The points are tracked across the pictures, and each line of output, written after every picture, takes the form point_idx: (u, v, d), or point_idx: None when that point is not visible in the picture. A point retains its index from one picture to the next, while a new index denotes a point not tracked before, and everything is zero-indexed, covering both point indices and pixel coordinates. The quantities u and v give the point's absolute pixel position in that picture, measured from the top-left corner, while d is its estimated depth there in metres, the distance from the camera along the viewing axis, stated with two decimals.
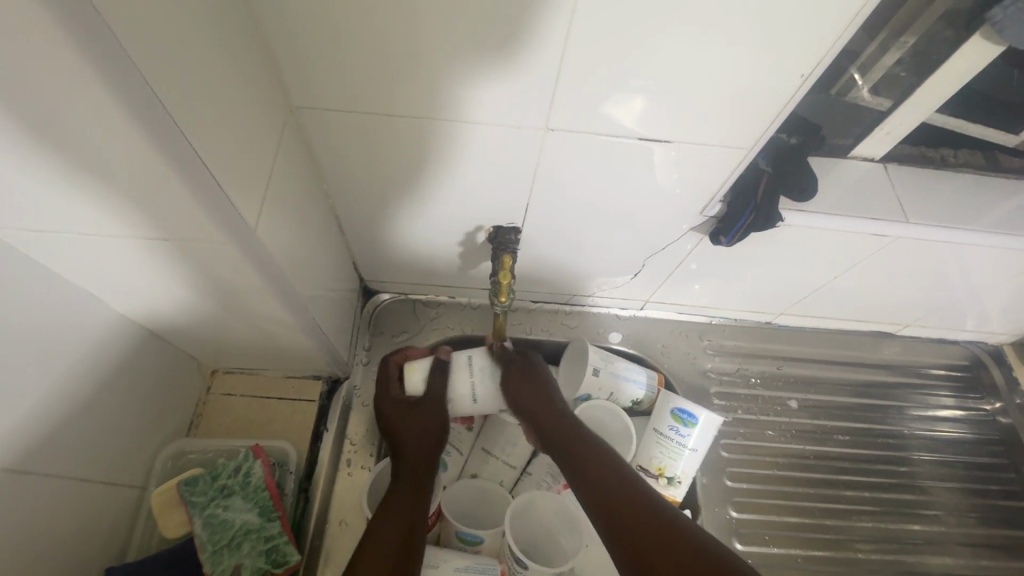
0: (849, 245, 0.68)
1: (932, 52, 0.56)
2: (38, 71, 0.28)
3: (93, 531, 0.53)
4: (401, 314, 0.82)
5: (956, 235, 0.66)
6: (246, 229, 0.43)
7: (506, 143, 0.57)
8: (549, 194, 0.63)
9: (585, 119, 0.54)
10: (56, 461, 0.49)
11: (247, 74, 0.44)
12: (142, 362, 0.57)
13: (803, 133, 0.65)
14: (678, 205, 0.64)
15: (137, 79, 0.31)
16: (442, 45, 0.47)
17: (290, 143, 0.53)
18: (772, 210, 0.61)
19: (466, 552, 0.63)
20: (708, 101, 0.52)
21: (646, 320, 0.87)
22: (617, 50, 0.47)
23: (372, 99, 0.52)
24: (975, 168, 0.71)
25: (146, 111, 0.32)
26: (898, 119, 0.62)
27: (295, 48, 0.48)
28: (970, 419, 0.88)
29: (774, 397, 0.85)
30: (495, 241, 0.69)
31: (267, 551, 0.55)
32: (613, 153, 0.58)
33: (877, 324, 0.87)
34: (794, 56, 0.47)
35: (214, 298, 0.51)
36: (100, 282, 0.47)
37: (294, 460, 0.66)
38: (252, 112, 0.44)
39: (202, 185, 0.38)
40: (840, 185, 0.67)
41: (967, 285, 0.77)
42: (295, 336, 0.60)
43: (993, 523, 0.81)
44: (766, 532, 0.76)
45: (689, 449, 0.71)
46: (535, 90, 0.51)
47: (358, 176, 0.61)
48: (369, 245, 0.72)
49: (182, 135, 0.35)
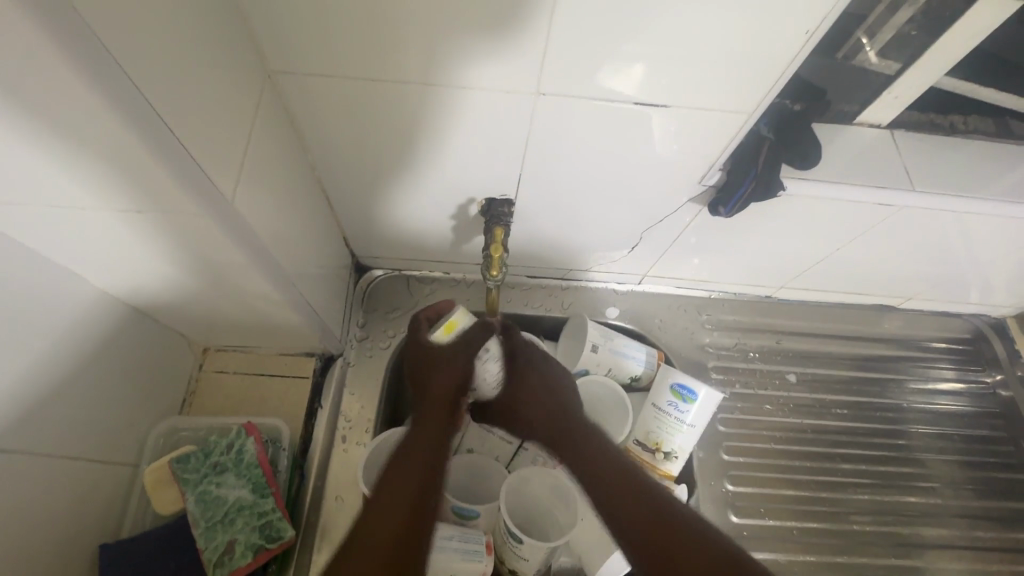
0: (853, 216, 0.66)
1: (947, 10, 0.54)
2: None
3: (87, 508, 0.53)
4: (394, 290, 0.80)
5: (965, 205, 0.64)
6: (222, 201, 0.41)
7: (497, 110, 0.54)
8: (543, 165, 0.61)
9: (578, 84, 0.51)
10: (46, 439, 0.48)
11: (216, 33, 0.41)
12: (130, 339, 0.56)
13: (807, 99, 0.61)
14: (676, 174, 0.62)
15: (78, 24, 0.28)
16: (429, 7, 0.44)
17: (270, 111, 0.51)
18: (773, 178, 0.59)
19: (462, 526, 0.64)
20: (709, 63, 0.49)
21: (644, 295, 0.86)
22: (609, 11, 0.45)
23: (351, 61, 0.49)
24: (985, 134, 0.68)
25: (100, 70, 0.30)
26: (908, 81, 0.59)
27: (266, 6, 0.45)
28: (971, 392, 0.87)
29: (773, 371, 0.85)
30: (487, 214, 0.67)
31: (261, 527, 0.55)
32: (608, 122, 0.55)
33: (878, 296, 0.86)
34: (802, 11, 0.44)
35: (197, 274, 0.50)
36: (78, 258, 0.46)
37: (287, 437, 0.65)
38: (224, 75, 0.42)
39: (168, 152, 0.36)
40: (845, 153, 0.64)
41: (973, 257, 0.75)
42: (284, 314, 0.59)
43: (990, 495, 0.81)
44: (762, 505, 0.76)
45: (688, 424, 0.71)
46: (526, 50, 0.48)
47: (343, 147, 0.59)
48: (358, 220, 0.70)
49: (143, 99, 0.33)
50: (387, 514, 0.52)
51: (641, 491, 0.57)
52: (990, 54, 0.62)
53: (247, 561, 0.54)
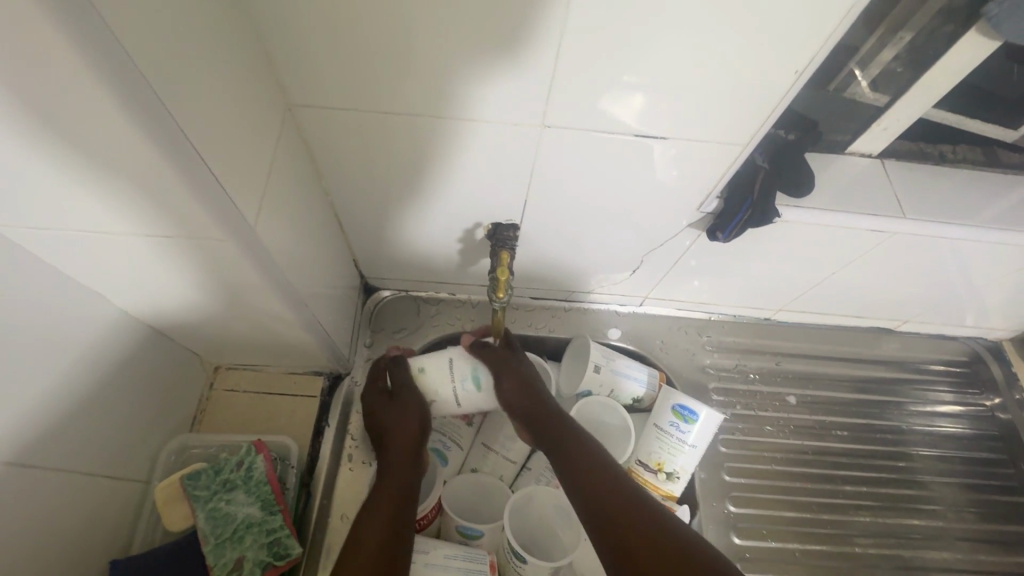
0: (848, 241, 0.68)
1: (931, 48, 0.57)
2: (31, 59, 0.28)
3: (99, 524, 0.54)
4: (401, 310, 0.82)
5: (956, 231, 0.66)
6: (245, 227, 0.44)
7: (504, 140, 0.57)
8: (547, 191, 0.64)
9: (582, 116, 0.54)
10: (64, 454, 0.49)
11: (243, 71, 0.44)
12: (146, 357, 0.58)
13: (799, 130, 0.65)
14: (675, 200, 0.64)
15: (129, 68, 0.31)
16: (442, 46, 0.47)
17: (289, 141, 0.53)
18: (768, 205, 0.61)
19: (466, 545, 0.64)
20: (705, 99, 0.52)
21: (645, 316, 0.87)
22: (611, 50, 0.47)
23: (367, 96, 0.52)
24: (973, 163, 0.71)
25: (144, 109, 0.32)
26: (897, 113, 0.62)
27: (291, 46, 0.48)
28: (970, 414, 0.88)
29: (773, 392, 0.86)
30: (493, 237, 0.69)
31: (270, 544, 0.56)
32: (609, 151, 0.58)
33: (875, 319, 0.87)
34: (793, 51, 0.47)
35: (214, 295, 0.52)
36: (103, 279, 0.48)
37: (296, 455, 0.66)
38: (250, 109, 0.45)
39: (200, 181, 0.38)
40: (839, 181, 0.67)
41: (966, 281, 0.77)
42: (296, 333, 0.61)
43: (992, 519, 0.81)
44: (764, 526, 0.76)
45: (689, 445, 0.72)
46: (531, 84, 0.51)
47: (356, 174, 0.61)
48: (368, 243, 0.73)
49: (181, 134, 0.35)
50: (373, 525, 0.56)
51: (610, 479, 0.57)
52: (974, 88, 0.65)
53: None
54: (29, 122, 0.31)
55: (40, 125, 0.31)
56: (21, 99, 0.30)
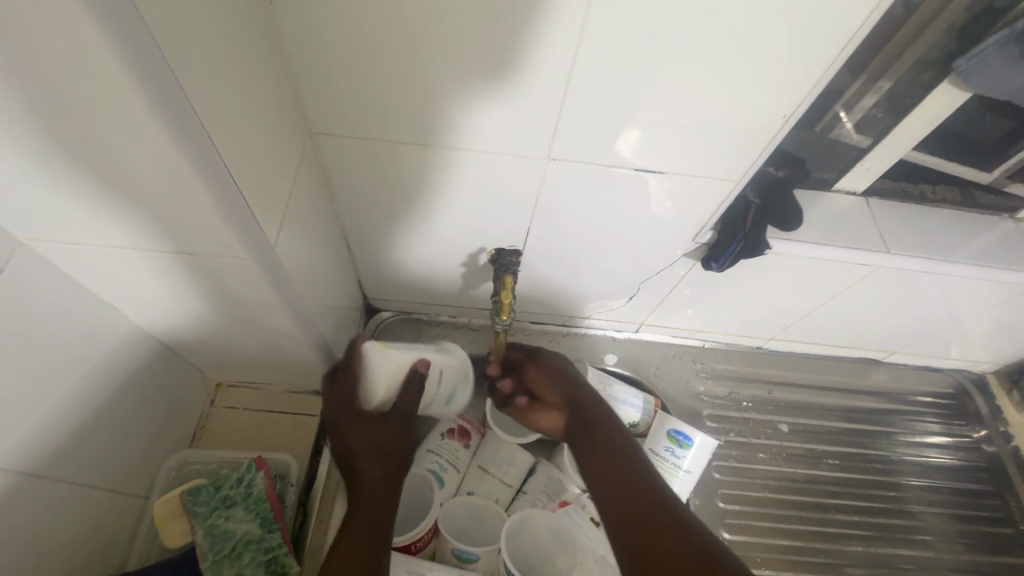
0: (836, 274, 0.71)
1: (908, 95, 0.61)
2: (89, 79, 0.30)
3: (96, 538, 0.54)
4: (401, 332, 0.84)
5: (938, 266, 0.69)
6: (265, 244, 0.46)
7: (510, 169, 0.60)
8: (550, 220, 0.66)
9: (584, 149, 0.57)
10: (68, 466, 0.50)
11: (272, 100, 0.47)
12: (154, 370, 0.58)
13: (788, 167, 0.68)
14: (671, 231, 0.67)
15: (173, 90, 0.33)
16: (457, 81, 0.51)
17: (308, 165, 0.56)
18: (760, 238, 0.64)
19: (462, 569, 0.64)
20: (701, 136, 0.55)
21: (641, 343, 0.89)
22: (613, 91, 0.51)
23: (385, 127, 0.55)
24: (951, 203, 0.75)
25: (186, 130, 0.35)
26: (879, 154, 0.66)
27: (316, 79, 0.51)
28: (958, 445, 0.90)
29: (766, 420, 0.87)
30: (496, 262, 0.71)
31: (267, 562, 0.56)
32: (608, 183, 0.61)
33: (863, 350, 0.90)
34: (782, 94, 0.51)
35: (227, 310, 0.53)
36: (120, 291, 0.49)
37: (295, 473, 0.66)
38: (276, 135, 0.47)
39: (224, 197, 0.40)
40: (826, 217, 0.70)
41: (949, 315, 0.80)
42: (302, 351, 0.62)
43: (981, 549, 0.82)
44: (758, 554, 0.77)
45: (684, 470, 0.73)
46: (539, 119, 0.54)
47: (368, 199, 0.64)
48: (374, 266, 0.75)
49: (216, 154, 0.37)
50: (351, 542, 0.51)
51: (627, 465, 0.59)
52: (949, 133, 0.70)
53: None
54: (76, 132, 0.33)
55: (88, 135, 0.34)
56: (73, 109, 0.32)
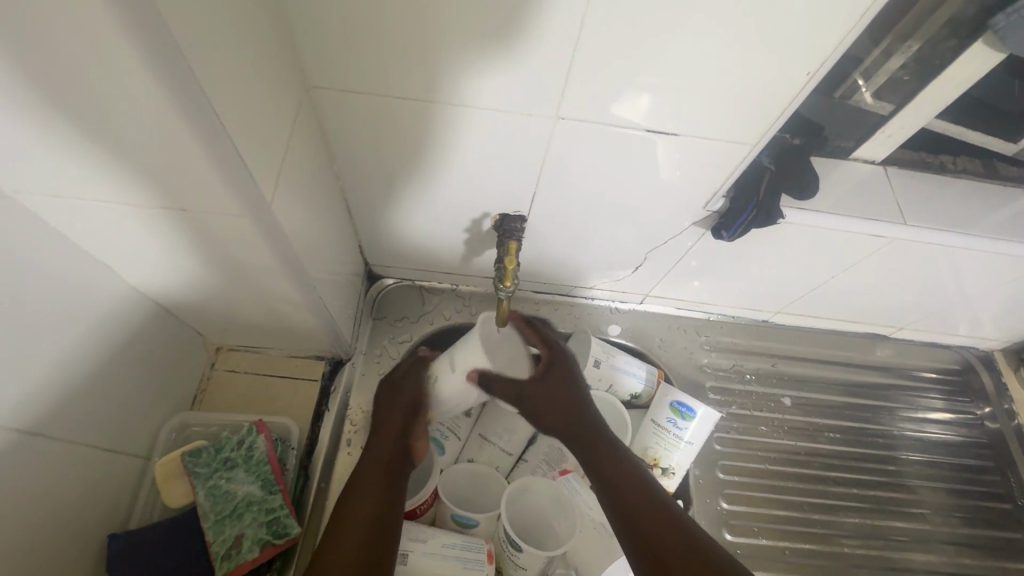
0: (849, 246, 0.69)
1: (936, 59, 0.58)
2: (66, 18, 0.29)
3: (98, 497, 0.54)
4: (404, 299, 0.83)
5: (954, 239, 0.67)
6: (263, 205, 0.44)
7: (518, 130, 0.57)
8: (557, 185, 0.64)
9: (594, 109, 0.54)
10: (66, 426, 0.49)
11: (267, 49, 0.44)
12: (152, 333, 0.58)
13: (805, 135, 0.66)
14: (682, 198, 0.65)
15: (160, 32, 0.31)
16: (463, 34, 0.48)
17: (304, 120, 0.54)
18: (773, 206, 0.62)
19: (462, 534, 0.65)
20: (715, 96, 0.52)
21: (646, 314, 0.88)
22: (625, 45, 0.48)
23: (386, 82, 0.53)
24: (973, 174, 0.72)
25: (177, 79, 0.33)
26: (902, 121, 0.63)
27: (313, 28, 0.48)
28: (960, 421, 0.90)
29: (768, 393, 0.87)
30: (500, 228, 0.69)
31: (268, 522, 0.57)
32: (617, 146, 0.59)
33: (871, 326, 0.89)
34: (805, 56, 0.48)
35: (226, 273, 0.52)
36: (114, 251, 0.48)
37: (296, 436, 0.67)
38: (272, 88, 0.45)
39: (221, 151, 0.38)
40: (841, 186, 0.68)
41: (960, 291, 0.78)
42: (301, 315, 0.61)
43: (977, 524, 0.82)
44: (755, 524, 0.77)
45: (685, 441, 0.73)
46: (547, 77, 0.51)
47: (368, 156, 0.61)
48: (375, 231, 0.73)
49: (210, 107, 0.35)
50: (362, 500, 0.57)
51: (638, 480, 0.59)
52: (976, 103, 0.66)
53: (253, 555, 0.55)
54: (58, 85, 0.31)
55: (76, 84, 0.32)
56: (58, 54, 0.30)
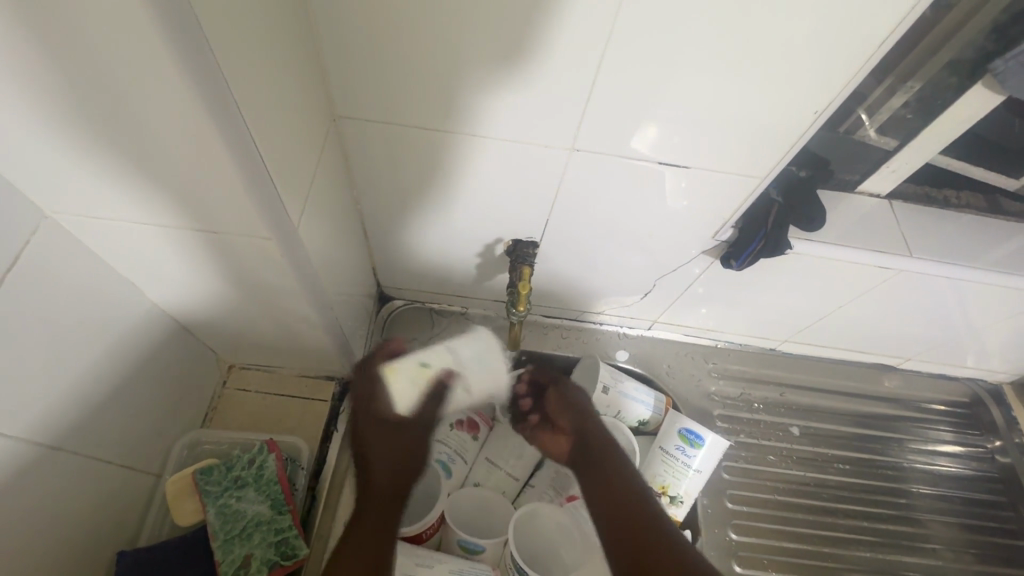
0: (856, 276, 0.70)
1: (938, 99, 0.59)
2: (123, 56, 0.31)
3: (110, 512, 0.55)
4: (414, 321, 0.83)
5: (960, 272, 0.68)
6: (290, 230, 0.46)
7: (532, 159, 0.59)
8: (569, 213, 0.66)
9: (607, 142, 0.56)
10: (84, 440, 0.50)
11: (300, 81, 0.47)
12: (170, 350, 0.59)
13: (811, 168, 0.67)
14: (692, 228, 0.67)
15: (214, 73, 0.33)
16: (484, 70, 0.50)
17: (330, 148, 0.56)
18: (781, 237, 0.63)
19: (468, 560, 0.64)
20: (725, 132, 0.54)
21: (653, 340, 0.89)
22: (638, 82, 0.50)
23: (410, 114, 0.55)
24: (976, 209, 0.73)
25: (227, 118, 0.35)
26: (905, 156, 0.65)
27: (343, 61, 0.51)
28: (971, 455, 0.89)
29: (776, 422, 0.86)
30: (513, 254, 0.71)
31: (277, 543, 0.57)
32: (629, 177, 0.60)
33: (877, 356, 0.89)
34: (809, 96, 0.50)
35: (247, 293, 0.54)
36: (142, 269, 0.50)
37: (306, 456, 0.67)
38: (303, 117, 0.47)
39: (254, 178, 0.39)
40: (848, 218, 0.69)
41: (967, 323, 0.79)
42: (316, 336, 0.62)
43: (990, 560, 0.81)
44: (764, 556, 0.76)
45: (694, 470, 0.73)
46: (563, 110, 0.53)
47: (387, 183, 0.63)
48: (390, 254, 0.75)
49: (252, 142, 0.38)
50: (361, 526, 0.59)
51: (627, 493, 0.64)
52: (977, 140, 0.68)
53: None
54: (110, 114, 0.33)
55: (127, 115, 0.34)
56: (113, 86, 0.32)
